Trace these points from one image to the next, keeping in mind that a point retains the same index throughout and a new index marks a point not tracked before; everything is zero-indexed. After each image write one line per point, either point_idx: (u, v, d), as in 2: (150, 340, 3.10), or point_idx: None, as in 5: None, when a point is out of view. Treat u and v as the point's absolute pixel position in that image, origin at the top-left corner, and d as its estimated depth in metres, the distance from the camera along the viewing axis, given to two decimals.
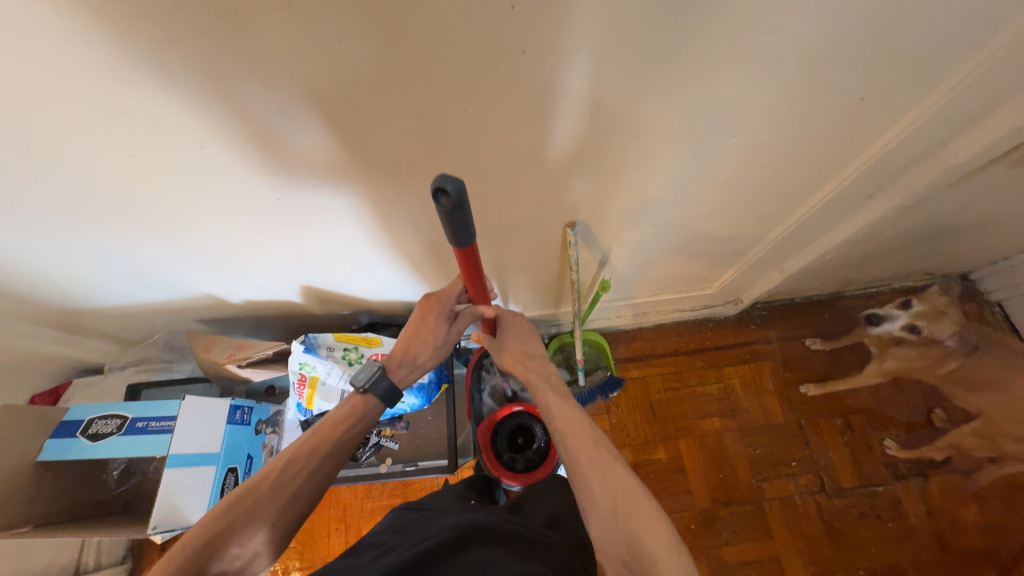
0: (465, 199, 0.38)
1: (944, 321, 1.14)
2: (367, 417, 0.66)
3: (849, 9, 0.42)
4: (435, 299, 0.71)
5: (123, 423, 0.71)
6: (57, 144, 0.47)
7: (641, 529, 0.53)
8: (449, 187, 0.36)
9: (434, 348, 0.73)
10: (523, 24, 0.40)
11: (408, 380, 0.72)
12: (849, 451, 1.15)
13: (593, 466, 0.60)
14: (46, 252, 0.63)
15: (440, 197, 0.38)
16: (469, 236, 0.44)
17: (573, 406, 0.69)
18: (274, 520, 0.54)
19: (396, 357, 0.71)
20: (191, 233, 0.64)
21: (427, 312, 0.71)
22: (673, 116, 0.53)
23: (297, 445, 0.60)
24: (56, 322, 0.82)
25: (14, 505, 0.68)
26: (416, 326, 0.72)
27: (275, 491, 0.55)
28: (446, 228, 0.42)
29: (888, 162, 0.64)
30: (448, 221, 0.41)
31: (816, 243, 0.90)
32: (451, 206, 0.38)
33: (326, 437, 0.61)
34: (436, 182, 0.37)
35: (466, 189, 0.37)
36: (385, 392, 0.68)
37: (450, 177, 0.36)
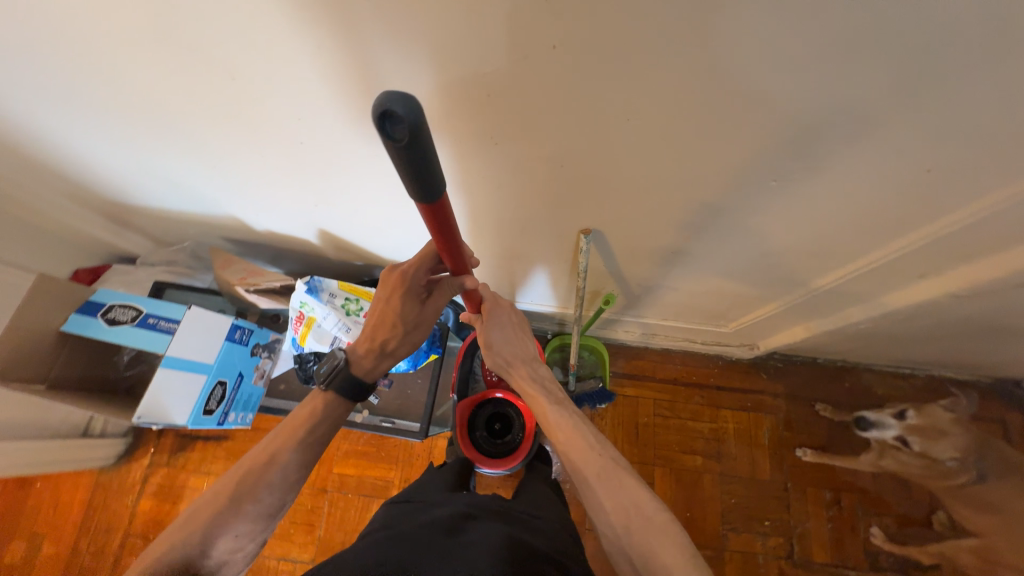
0: (423, 127, 0.30)
1: (943, 441, 1.10)
2: (333, 412, 0.67)
3: (934, 68, 0.37)
4: (396, 279, 0.69)
5: (137, 315, 0.77)
6: (102, 52, 0.49)
7: (655, 545, 0.52)
8: (398, 110, 0.29)
9: (405, 330, 0.73)
10: (558, 17, 0.37)
11: (379, 366, 0.73)
12: (830, 526, 1.09)
13: (602, 482, 0.59)
14: (94, 146, 0.68)
15: (389, 126, 0.30)
16: (436, 185, 0.36)
17: (569, 413, 0.69)
18: (236, 530, 0.56)
19: (365, 345, 0.72)
20: (221, 159, 0.67)
21: (393, 292, 0.70)
22: (710, 145, 0.49)
23: (256, 454, 0.61)
24: (100, 211, 0.89)
25: (33, 364, 0.76)
26: (382, 308, 0.71)
27: (233, 505, 0.56)
28: (402, 171, 0.34)
29: (948, 243, 0.57)
30: (404, 162, 0.33)
31: (852, 308, 0.83)
32: (406, 136, 0.30)
33: (286, 441, 0.62)
34: (381, 104, 0.29)
35: (422, 111, 0.29)
36: (351, 387, 0.69)
37: (398, 96, 0.29)
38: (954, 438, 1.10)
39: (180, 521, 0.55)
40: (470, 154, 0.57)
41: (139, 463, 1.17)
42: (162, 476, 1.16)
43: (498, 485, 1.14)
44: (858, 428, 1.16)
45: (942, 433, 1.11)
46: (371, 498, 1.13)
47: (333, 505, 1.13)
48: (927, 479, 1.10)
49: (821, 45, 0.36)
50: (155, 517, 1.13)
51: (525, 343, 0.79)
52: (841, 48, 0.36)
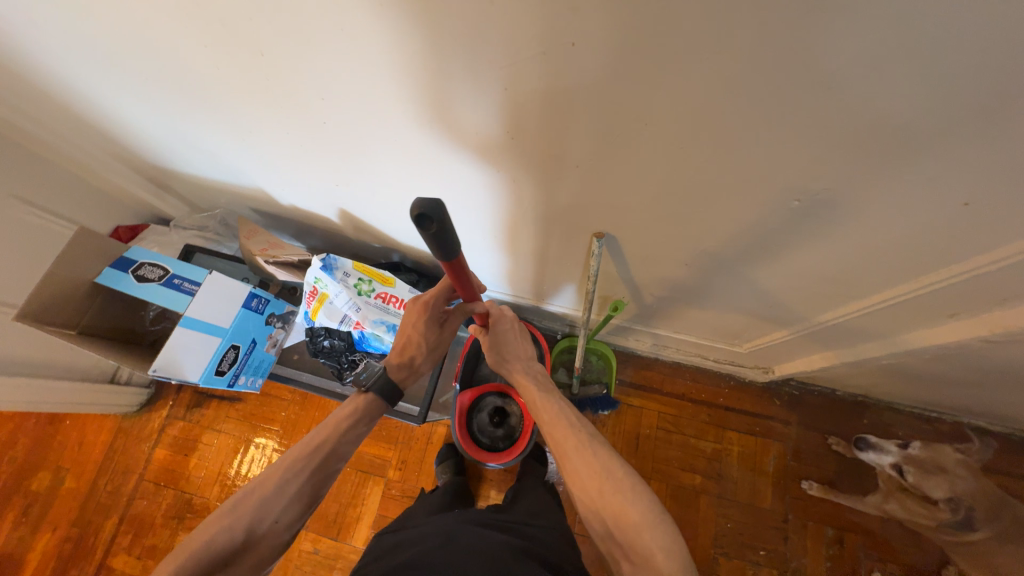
0: (447, 221, 0.39)
1: (937, 479, 1.04)
2: (372, 413, 0.69)
3: (975, 94, 0.34)
4: (421, 304, 0.74)
5: (164, 274, 0.82)
6: (143, 22, 0.51)
7: (626, 503, 0.54)
8: (432, 214, 0.37)
9: (429, 348, 0.77)
10: (575, 15, 0.36)
11: (409, 382, 0.76)
12: (828, 566, 1.05)
13: (578, 453, 0.61)
14: (135, 112, 0.71)
15: (424, 224, 0.39)
16: (454, 251, 0.45)
17: (557, 399, 0.71)
18: (277, 517, 0.55)
19: (395, 361, 0.74)
20: (252, 133, 0.69)
21: (417, 315, 0.74)
22: (730, 157, 0.48)
23: (300, 444, 0.61)
24: (142, 172, 0.94)
25: (68, 312, 0.81)
26: (405, 331, 0.75)
27: (279, 489, 0.56)
28: (432, 246, 0.43)
29: (982, 283, 0.54)
30: (434, 241, 0.42)
31: (876, 341, 0.79)
32: (436, 230, 0.39)
33: (330, 433, 0.63)
34: (418, 211, 0.37)
35: (445, 208, 0.38)
36: (390, 394, 0.71)
37: (433, 204, 0.38)
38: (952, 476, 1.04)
39: (225, 503, 0.54)
40: (486, 148, 0.57)
41: (158, 414, 1.23)
42: (178, 428, 1.22)
43: (492, 478, 1.15)
44: (857, 447, 1.11)
45: (944, 471, 1.04)
46: (367, 475, 1.16)
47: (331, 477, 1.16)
48: (923, 526, 1.04)
49: (853, 60, 0.34)
50: (167, 467, 1.19)
51: (525, 344, 0.79)
52: (877, 68, 0.34)
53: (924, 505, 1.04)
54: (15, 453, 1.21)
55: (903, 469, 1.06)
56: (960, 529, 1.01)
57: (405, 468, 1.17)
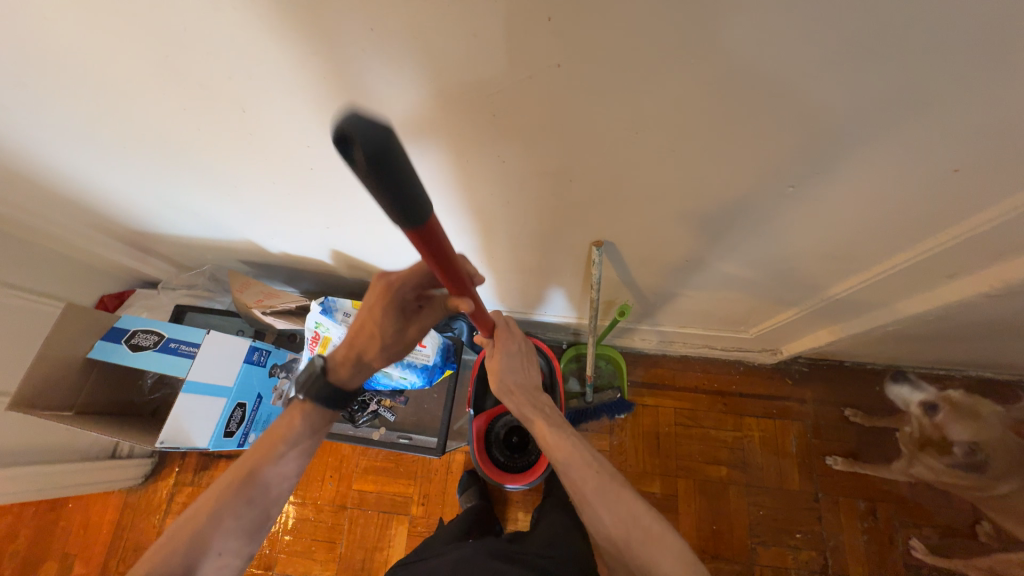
0: (384, 143, 0.28)
1: (968, 424, 1.01)
2: (310, 421, 0.64)
3: (953, 69, 0.35)
4: (384, 287, 0.62)
5: (159, 340, 0.79)
6: (118, 92, 0.50)
7: (656, 556, 0.54)
8: (356, 133, 0.28)
9: (388, 340, 0.66)
10: (559, 38, 0.37)
11: (354, 378, 0.67)
12: (866, 539, 1.05)
13: (601, 500, 0.60)
14: (112, 180, 0.70)
15: (353, 151, 0.28)
16: (418, 201, 0.32)
17: (570, 436, 0.68)
18: (217, 548, 0.55)
19: (343, 351, 0.65)
20: (235, 187, 0.68)
21: (377, 298, 0.63)
22: (720, 155, 0.49)
23: (233, 469, 0.60)
24: (125, 239, 0.92)
25: (63, 394, 0.78)
26: (362, 317, 0.64)
27: (214, 520, 0.56)
28: (383, 202, 0.31)
29: (975, 244, 0.56)
30: (378, 187, 0.30)
31: (880, 311, 0.80)
32: (367, 158, 0.28)
33: (263, 457, 0.60)
34: (338, 134, 0.28)
35: (381, 125, 0.28)
36: (328, 396, 0.64)
37: (360, 121, 0.28)
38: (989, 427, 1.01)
39: (162, 540, 0.53)
40: (478, 171, 0.57)
41: (164, 482, 1.19)
42: (187, 494, 1.18)
43: (517, 500, 1.13)
44: (891, 381, 1.15)
45: (977, 419, 1.01)
46: (389, 515, 1.13)
47: (353, 523, 1.13)
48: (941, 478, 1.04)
49: (833, 50, 0.35)
50: None
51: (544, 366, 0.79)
52: (861, 52, 0.35)
53: (943, 451, 1.04)
54: (16, 546, 1.15)
55: (934, 407, 1.06)
56: (975, 474, 1.00)
57: (427, 502, 1.14)
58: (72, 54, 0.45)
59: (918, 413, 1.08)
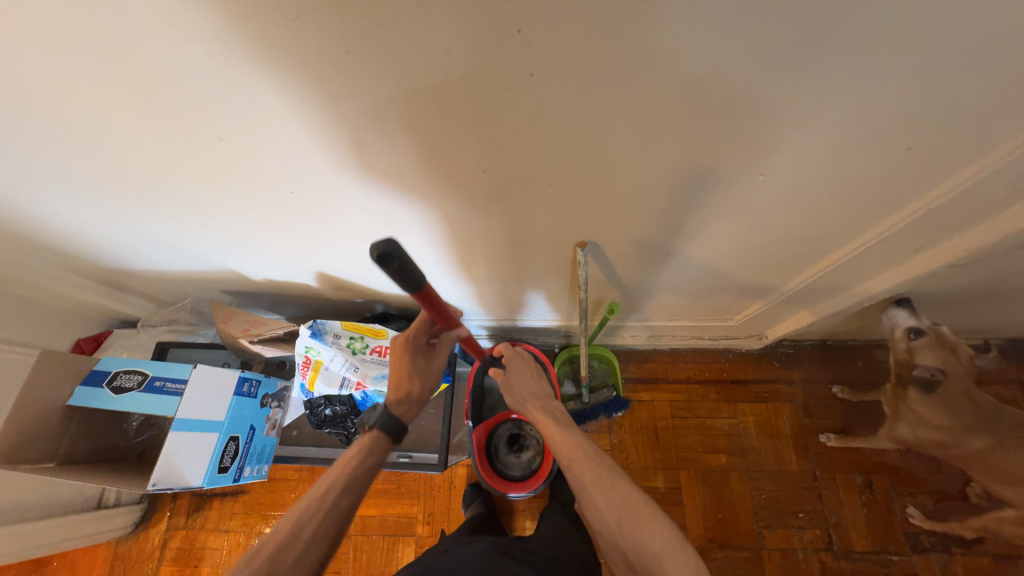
0: (404, 254, 0.40)
1: (942, 356, 0.89)
2: (378, 450, 0.64)
3: (896, 55, 0.38)
4: (403, 341, 0.70)
5: (143, 379, 0.77)
6: (85, 128, 0.49)
7: (646, 535, 0.54)
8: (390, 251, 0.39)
9: (424, 378, 0.72)
10: (528, 48, 0.38)
11: (412, 416, 0.71)
12: (865, 512, 1.07)
13: (596, 486, 0.61)
14: (80, 217, 0.68)
15: (386, 261, 0.39)
16: (420, 282, 0.45)
17: (576, 433, 0.70)
18: (292, 563, 0.53)
19: (394, 398, 0.69)
20: (209, 216, 0.67)
21: (400, 352, 0.70)
22: (691, 151, 0.51)
23: (312, 490, 0.59)
24: (100, 279, 0.89)
25: (44, 444, 0.75)
26: (396, 369, 0.70)
27: (292, 536, 0.55)
28: (401, 284, 0.44)
29: (937, 215, 0.58)
30: (400, 277, 0.42)
31: (856, 288, 0.84)
32: (398, 264, 0.40)
33: (338, 473, 0.61)
34: (376, 252, 0.38)
35: (397, 243, 0.39)
36: (394, 428, 0.67)
37: (386, 243, 0.39)
38: (957, 359, 0.90)
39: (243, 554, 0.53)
40: (458, 182, 0.58)
41: (156, 529, 1.14)
42: (181, 539, 1.13)
43: (523, 508, 1.12)
44: (892, 305, 0.89)
45: (955, 351, 0.89)
46: (395, 538, 1.11)
47: (358, 549, 1.10)
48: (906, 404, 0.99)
49: (787, 42, 0.37)
50: None
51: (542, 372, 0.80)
52: (813, 43, 0.37)
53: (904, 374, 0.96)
54: None
55: (919, 333, 0.89)
56: (925, 393, 0.95)
57: (433, 520, 1.12)
58: (32, 91, 0.44)
59: (902, 337, 0.91)
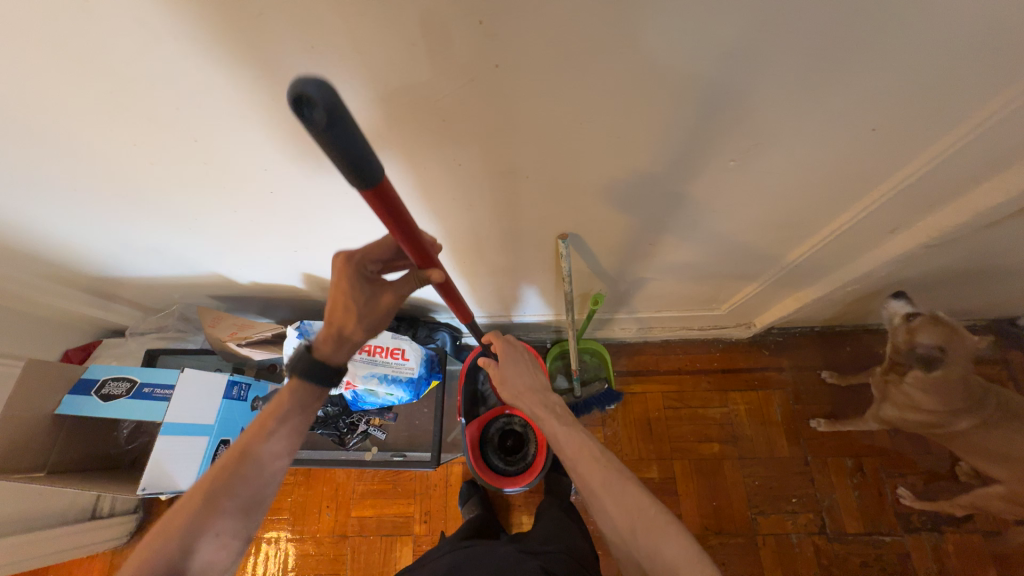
0: (342, 109, 0.29)
1: (939, 331, 0.87)
2: (299, 405, 0.60)
3: (853, 36, 0.39)
4: (348, 262, 0.57)
5: (132, 386, 0.77)
6: (58, 134, 0.49)
7: (661, 541, 0.54)
8: (313, 95, 0.27)
9: (363, 316, 0.61)
10: (493, 40, 0.39)
11: (341, 356, 0.63)
12: (857, 494, 1.09)
13: (607, 490, 0.60)
14: (60, 225, 0.67)
15: (307, 112, 0.28)
16: (373, 168, 0.33)
17: (581, 435, 0.69)
18: (215, 531, 0.54)
19: (324, 334, 0.60)
20: (189, 219, 0.67)
21: (342, 274, 0.58)
22: (664, 139, 0.52)
23: (226, 456, 0.57)
24: (85, 287, 0.89)
25: (32, 454, 0.75)
26: (332, 296, 0.59)
27: (207, 505, 0.54)
28: (340, 166, 0.32)
29: (906, 196, 0.60)
30: (332, 147, 0.30)
31: (837, 273, 0.85)
32: (328, 121, 0.28)
33: (254, 437, 0.57)
34: (295, 94, 0.27)
35: (335, 90, 0.28)
36: (316, 376, 0.60)
37: (312, 83, 0.28)
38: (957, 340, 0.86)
39: (156, 528, 0.52)
40: (436, 177, 0.58)
41: None
42: None
43: (520, 503, 1.13)
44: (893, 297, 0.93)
45: (953, 330, 0.86)
46: (393, 537, 1.11)
47: (356, 550, 1.10)
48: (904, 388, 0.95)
49: (747, 28, 0.38)
50: None
51: (534, 372, 0.81)
52: (770, 28, 0.38)
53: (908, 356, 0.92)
54: None
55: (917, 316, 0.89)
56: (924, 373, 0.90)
57: (431, 519, 1.12)
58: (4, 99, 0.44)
59: (897, 318, 0.92)
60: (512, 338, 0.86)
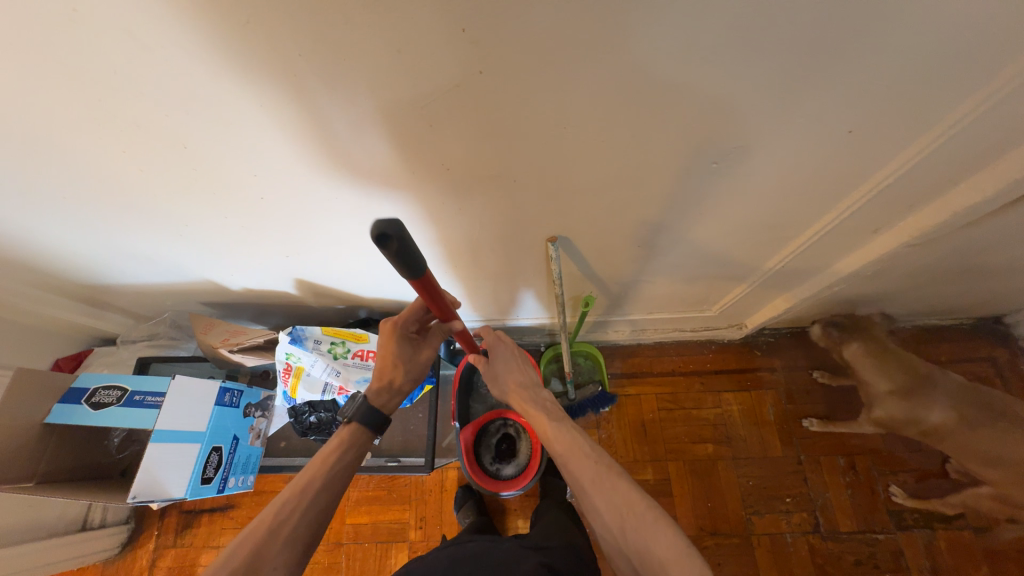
0: (407, 236, 0.40)
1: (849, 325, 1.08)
2: (358, 443, 0.66)
3: (825, 40, 0.40)
4: (391, 326, 0.72)
5: (123, 394, 0.77)
6: (51, 143, 0.50)
7: (649, 536, 0.54)
8: (390, 231, 0.38)
9: (408, 368, 0.74)
10: (477, 47, 0.40)
11: (394, 404, 0.72)
12: (850, 493, 1.09)
13: (597, 486, 0.60)
14: (52, 233, 0.68)
15: (384, 243, 0.39)
16: (421, 267, 0.45)
17: (570, 430, 0.69)
18: (275, 561, 0.53)
19: (375, 387, 0.71)
20: (182, 226, 0.67)
21: (389, 336, 0.72)
22: (647, 142, 0.53)
23: (288, 489, 0.59)
24: (76, 295, 0.89)
25: (21, 463, 0.74)
26: (382, 355, 0.72)
27: (273, 534, 0.55)
28: (397, 267, 0.43)
29: (887, 196, 0.61)
30: (398, 260, 0.42)
31: (824, 273, 0.86)
32: (399, 246, 0.39)
33: (317, 472, 0.61)
34: (377, 232, 0.38)
35: (402, 224, 0.39)
36: (372, 420, 0.68)
37: (388, 223, 0.38)
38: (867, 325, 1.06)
39: (220, 556, 0.51)
40: (426, 183, 0.59)
41: (144, 549, 1.13)
42: (171, 557, 1.12)
43: (515, 507, 1.12)
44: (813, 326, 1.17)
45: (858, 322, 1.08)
46: (388, 544, 1.10)
47: (351, 558, 1.10)
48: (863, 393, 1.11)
49: (721, 35, 0.39)
50: None
51: (525, 369, 0.82)
52: (744, 34, 0.39)
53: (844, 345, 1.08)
54: None
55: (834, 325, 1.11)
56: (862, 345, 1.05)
57: (426, 524, 1.12)
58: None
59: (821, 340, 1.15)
60: (504, 336, 0.86)
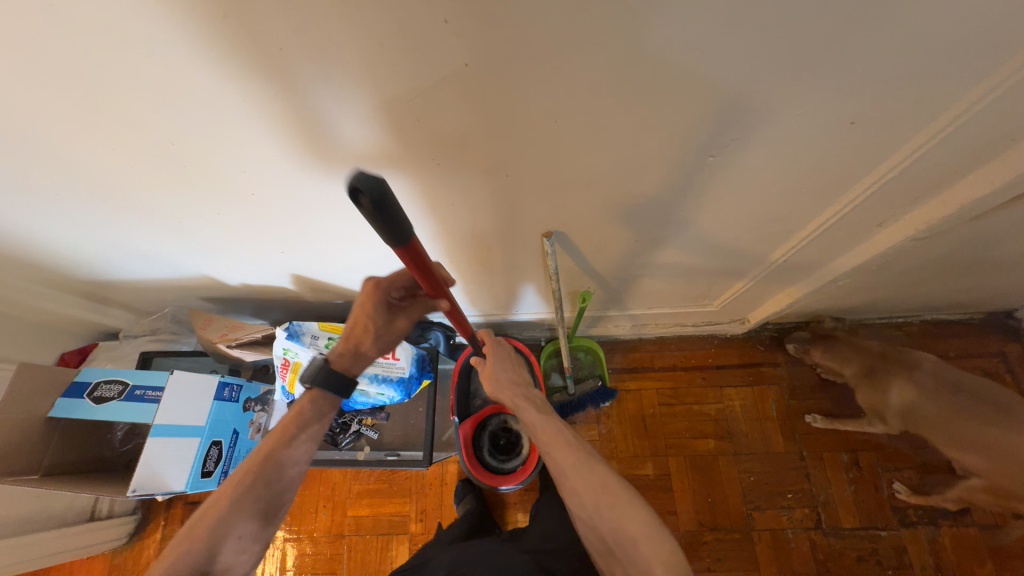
0: (388, 195, 0.37)
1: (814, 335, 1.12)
2: (319, 408, 0.66)
3: (822, 29, 0.38)
4: (374, 285, 0.67)
5: (124, 389, 0.77)
6: (41, 141, 0.50)
7: (638, 533, 0.54)
8: (363, 185, 0.35)
9: (379, 335, 0.72)
10: (461, 39, 0.39)
11: (353, 369, 0.72)
12: (853, 489, 1.08)
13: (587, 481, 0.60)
14: (49, 231, 0.68)
15: (359, 198, 0.36)
16: (407, 233, 0.42)
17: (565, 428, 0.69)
18: (238, 531, 0.55)
19: (340, 349, 0.70)
20: (178, 221, 0.67)
21: (368, 296, 0.68)
22: (640, 135, 0.51)
23: (250, 459, 0.60)
24: (78, 291, 0.90)
25: (25, 456, 0.76)
26: (356, 314, 0.69)
27: (235, 505, 0.56)
28: (381, 232, 0.40)
29: (891, 189, 0.60)
30: (381, 223, 0.39)
31: (828, 267, 0.85)
32: (378, 205, 0.36)
33: (277, 442, 0.61)
34: (353, 184, 0.35)
35: (382, 181, 0.36)
36: (332, 385, 0.67)
37: (365, 177, 0.36)
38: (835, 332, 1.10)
39: (187, 526, 0.53)
40: (419, 179, 0.58)
41: (151, 540, 1.15)
42: None
43: (514, 501, 1.13)
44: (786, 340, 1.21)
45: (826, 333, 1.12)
46: (388, 536, 1.12)
47: (352, 549, 1.11)
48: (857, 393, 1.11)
49: (712, 24, 0.38)
50: None
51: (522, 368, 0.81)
52: (736, 24, 0.38)
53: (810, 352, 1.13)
54: None
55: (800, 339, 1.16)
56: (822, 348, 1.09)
57: (425, 518, 1.13)
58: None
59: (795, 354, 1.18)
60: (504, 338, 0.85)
